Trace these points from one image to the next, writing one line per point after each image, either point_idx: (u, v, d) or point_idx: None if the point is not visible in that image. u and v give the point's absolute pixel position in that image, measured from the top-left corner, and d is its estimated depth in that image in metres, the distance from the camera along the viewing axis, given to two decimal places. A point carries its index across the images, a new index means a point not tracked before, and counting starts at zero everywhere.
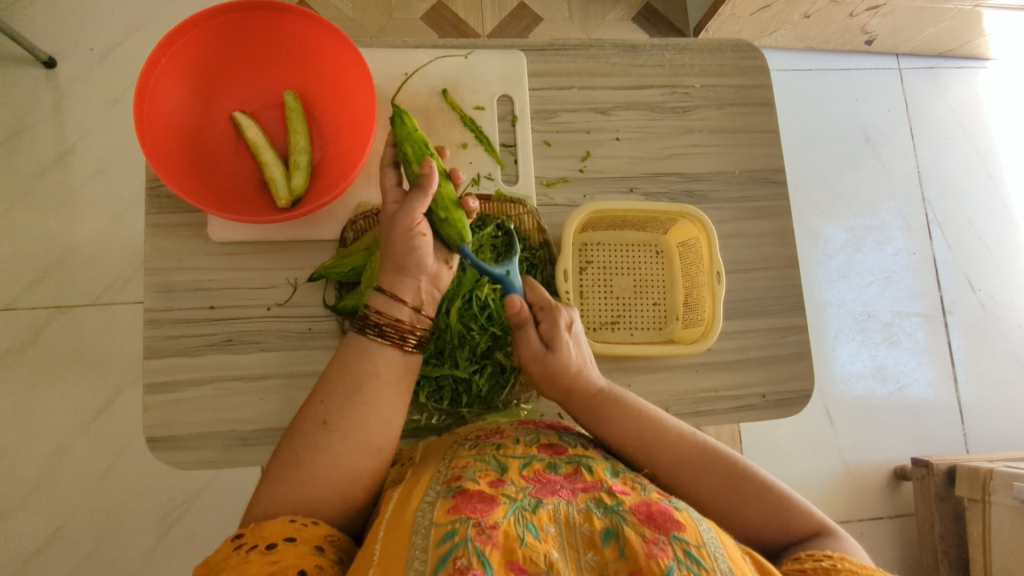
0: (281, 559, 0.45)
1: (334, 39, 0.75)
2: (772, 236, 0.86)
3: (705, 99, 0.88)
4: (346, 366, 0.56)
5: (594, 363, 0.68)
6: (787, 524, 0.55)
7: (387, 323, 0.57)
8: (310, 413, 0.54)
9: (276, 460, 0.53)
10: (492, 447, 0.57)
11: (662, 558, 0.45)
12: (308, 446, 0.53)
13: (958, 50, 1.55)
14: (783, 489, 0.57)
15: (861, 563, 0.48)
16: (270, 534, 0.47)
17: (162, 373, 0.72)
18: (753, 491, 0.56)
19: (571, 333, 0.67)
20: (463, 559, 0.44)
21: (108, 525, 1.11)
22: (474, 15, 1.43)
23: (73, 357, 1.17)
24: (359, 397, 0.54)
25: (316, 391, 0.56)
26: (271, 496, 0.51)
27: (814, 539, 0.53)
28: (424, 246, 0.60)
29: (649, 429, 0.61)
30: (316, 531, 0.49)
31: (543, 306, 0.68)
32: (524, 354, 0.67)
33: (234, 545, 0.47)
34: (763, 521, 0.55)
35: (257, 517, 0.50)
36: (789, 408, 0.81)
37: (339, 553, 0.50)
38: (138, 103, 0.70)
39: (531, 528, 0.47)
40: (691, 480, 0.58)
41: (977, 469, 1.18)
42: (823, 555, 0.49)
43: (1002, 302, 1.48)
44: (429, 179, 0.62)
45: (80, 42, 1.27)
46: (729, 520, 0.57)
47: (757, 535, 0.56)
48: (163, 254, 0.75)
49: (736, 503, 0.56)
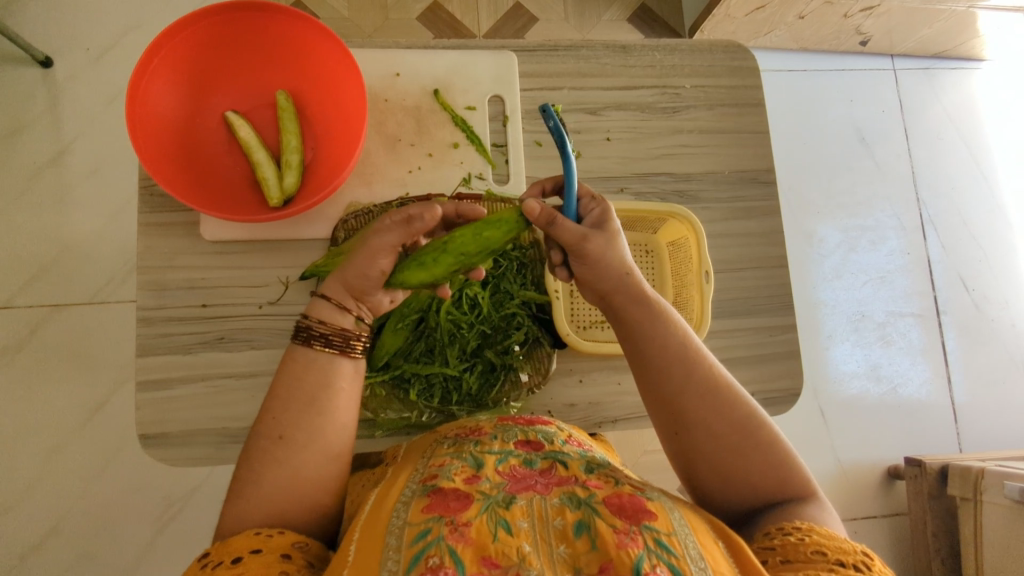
0: (246, 569, 0.45)
1: (324, 38, 0.75)
2: (762, 236, 0.86)
3: (695, 100, 0.88)
4: (299, 378, 0.55)
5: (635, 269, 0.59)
6: (783, 483, 0.54)
7: (333, 334, 0.57)
8: (264, 429, 0.54)
9: (236, 480, 0.53)
10: (470, 445, 0.58)
11: (632, 548, 0.46)
12: (265, 462, 0.52)
13: (952, 50, 1.55)
14: (789, 453, 0.55)
15: (827, 533, 0.48)
16: (235, 548, 0.47)
17: (153, 371, 0.73)
18: (764, 447, 0.54)
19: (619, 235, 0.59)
20: (435, 558, 0.45)
21: (103, 523, 1.12)
22: (470, 15, 1.44)
23: (68, 356, 1.17)
24: (313, 409, 0.54)
25: (268, 406, 0.55)
26: (237, 514, 0.51)
27: (806, 501, 0.53)
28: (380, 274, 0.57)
29: (688, 352, 0.56)
30: (282, 539, 0.49)
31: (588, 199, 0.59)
32: (573, 235, 0.55)
33: (199, 565, 0.47)
34: (760, 479, 0.54)
35: (226, 536, 0.50)
36: (778, 407, 0.82)
37: (309, 558, 0.50)
38: (130, 104, 0.71)
39: (503, 523, 0.48)
40: (712, 411, 0.54)
41: (969, 467, 1.19)
42: (791, 526, 0.49)
43: (996, 302, 1.48)
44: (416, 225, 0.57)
45: (76, 42, 1.28)
46: (731, 466, 0.54)
47: (750, 484, 0.54)
48: (155, 254, 0.75)
49: (747, 445, 0.54)
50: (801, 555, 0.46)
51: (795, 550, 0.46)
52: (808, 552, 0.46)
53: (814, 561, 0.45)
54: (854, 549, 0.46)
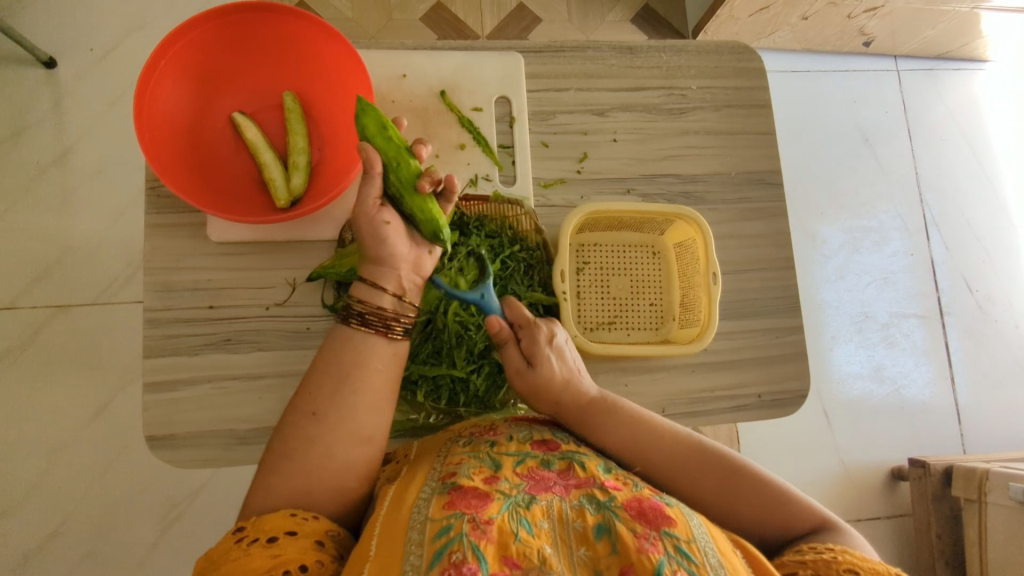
0: (283, 552, 0.46)
1: (332, 40, 0.75)
2: (768, 237, 0.86)
3: (701, 101, 0.88)
4: (334, 355, 0.56)
5: (582, 372, 0.66)
6: (788, 523, 0.56)
7: (370, 312, 0.57)
8: (299, 405, 0.55)
9: (269, 453, 0.53)
10: (486, 444, 0.58)
11: (653, 553, 0.46)
12: (298, 439, 0.53)
13: (956, 51, 1.55)
14: (779, 485, 0.58)
15: (858, 554, 0.49)
16: (270, 527, 0.47)
17: (160, 372, 0.73)
18: (753, 491, 0.57)
19: (553, 345, 0.66)
20: (458, 554, 0.44)
21: (107, 524, 1.12)
22: (473, 16, 1.44)
23: (72, 357, 1.17)
24: (347, 388, 0.55)
25: (306, 382, 0.56)
26: (267, 490, 0.51)
27: (815, 533, 0.55)
28: (392, 232, 0.60)
29: (649, 437, 0.61)
30: (317, 525, 0.50)
31: (522, 323, 0.66)
32: (508, 372, 0.66)
33: (235, 538, 0.47)
34: (761, 525, 0.56)
35: (252, 513, 0.51)
36: (784, 408, 0.82)
37: (339, 548, 0.50)
38: (138, 106, 0.71)
39: (525, 524, 0.48)
40: (690, 486, 0.58)
41: (974, 469, 1.19)
42: (822, 547, 0.51)
43: (999, 304, 1.48)
44: (371, 161, 0.61)
45: (80, 42, 1.28)
46: (732, 523, 0.57)
47: (760, 536, 0.56)
48: (162, 254, 0.75)
49: (737, 501, 0.57)
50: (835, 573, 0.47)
51: (827, 566, 0.48)
52: (840, 569, 0.47)
53: None
54: (886, 569, 0.47)
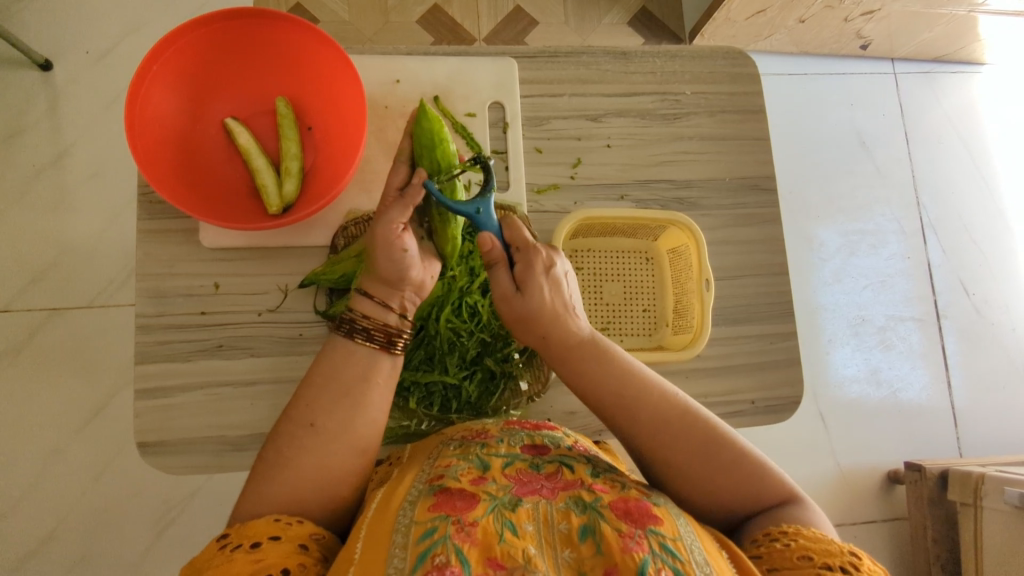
0: (265, 557, 0.46)
1: (325, 46, 0.75)
2: (763, 243, 0.86)
3: (696, 106, 0.88)
4: (335, 368, 0.56)
5: (576, 308, 0.62)
6: (756, 496, 0.55)
7: (375, 329, 0.57)
8: (296, 415, 0.54)
9: (261, 462, 0.53)
10: (475, 447, 0.58)
11: (637, 553, 0.46)
12: (294, 449, 0.52)
13: (953, 54, 1.55)
14: (755, 453, 0.56)
15: (814, 535, 0.49)
16: (254, 532, 0.47)
17: (153, 378, 0.73)
18: (729, 461, 0.55)
19: (550, 275, 0.61)
20: (441, 556, 0.44)
21: (101, 527, 1.12)
22: (470, 18, 1.44)
23: (67, 360, 1.17)
24: (347, 400, 0.54)
25: (302, 392, 0.55)
26: (258, 497, 0.51)
27: (779, 509, 0.54)
28: (410, 261, 0.59)
29: (629, 387, 0.58)
30: (302, 529, 0.49)
31: (520, 247, 0.62)
32: (494, 296, 0.62)
33: (219, 544, 0.47)
34: (728, 493, 0.55)
35: (243, 518, 0.51)
36: (778, 414, 0.81)
37: (324, 551, 0.50)
38: (129, 111, 0.70)
39: (509, 525, 0.48)
40: (668, 444, 0.56)
41: (969, 473, 1.19)
42: (780, 528, 0.50)
43: (996, 306, 1.48)
44: (416, 192, 0.60)
45: (76, 45, 1.27)
46: (699, 487, 0.56)
47: (724, 503, 0.56)
48: (155, 260, 0.75)
49: (710, 467, 0.55)
50: (793, 564, 0.47)
51: (782, 558, 0.48)
52: (795, 558, 0.47)
53: (801, 566, 0.47)
54: (842, 551, 0.47)
